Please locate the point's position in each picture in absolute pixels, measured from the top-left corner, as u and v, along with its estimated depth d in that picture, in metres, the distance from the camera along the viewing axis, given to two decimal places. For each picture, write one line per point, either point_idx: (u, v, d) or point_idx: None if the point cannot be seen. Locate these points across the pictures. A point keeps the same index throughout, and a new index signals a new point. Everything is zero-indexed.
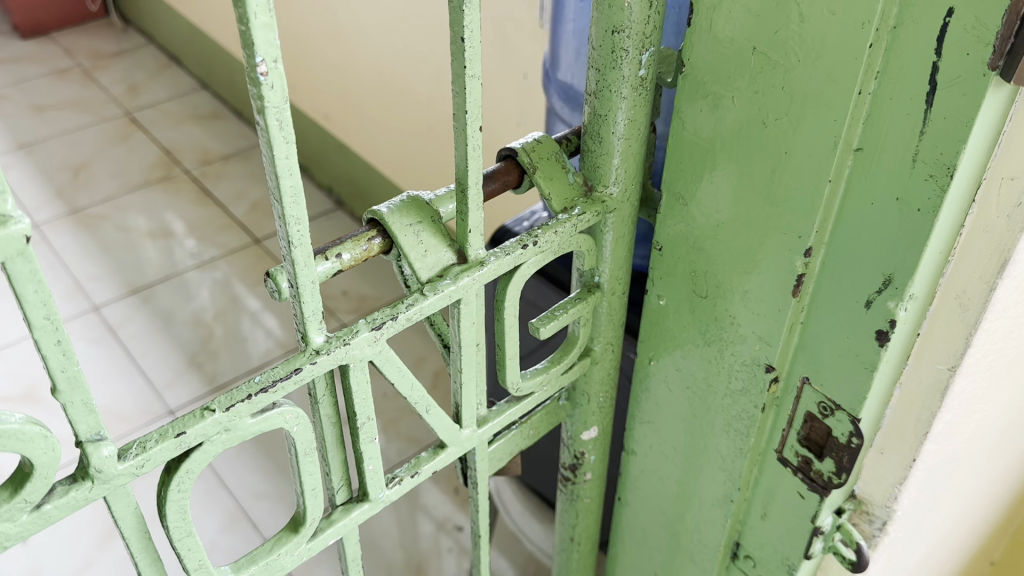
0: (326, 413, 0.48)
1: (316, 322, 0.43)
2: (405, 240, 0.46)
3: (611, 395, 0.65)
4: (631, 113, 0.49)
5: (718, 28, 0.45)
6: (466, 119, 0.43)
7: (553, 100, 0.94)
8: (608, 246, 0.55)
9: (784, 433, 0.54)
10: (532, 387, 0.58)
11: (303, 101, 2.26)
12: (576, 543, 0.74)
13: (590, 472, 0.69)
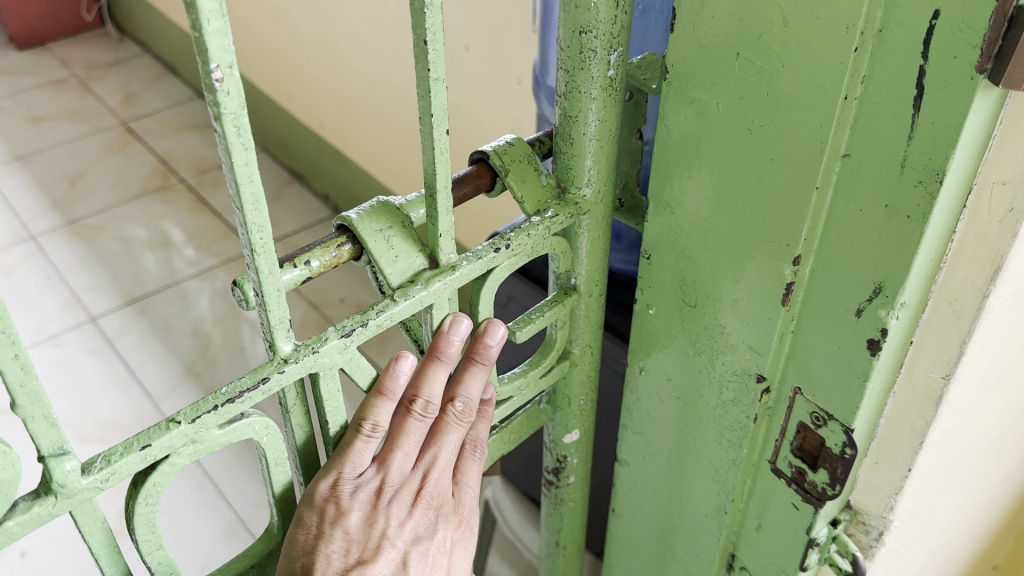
0: (298, 421, 0.47)
1: (284, 330, 0.42)
2: (375, 246, 0.45)
3: (591, 397, 0.64)
4: (602, 113, 0.49)
5: (701, 32, 0.43)
6: (433, 122, 0.43)
7: (543, 107, 0.94)
8: (584, 247, 0.54)
9: (778, 443, 0.53)
10: (510, 390, 0.57)
11: (298, 109, 2.26)
12: (562, 547, 0.73)
13: (573, 476, 0.68)
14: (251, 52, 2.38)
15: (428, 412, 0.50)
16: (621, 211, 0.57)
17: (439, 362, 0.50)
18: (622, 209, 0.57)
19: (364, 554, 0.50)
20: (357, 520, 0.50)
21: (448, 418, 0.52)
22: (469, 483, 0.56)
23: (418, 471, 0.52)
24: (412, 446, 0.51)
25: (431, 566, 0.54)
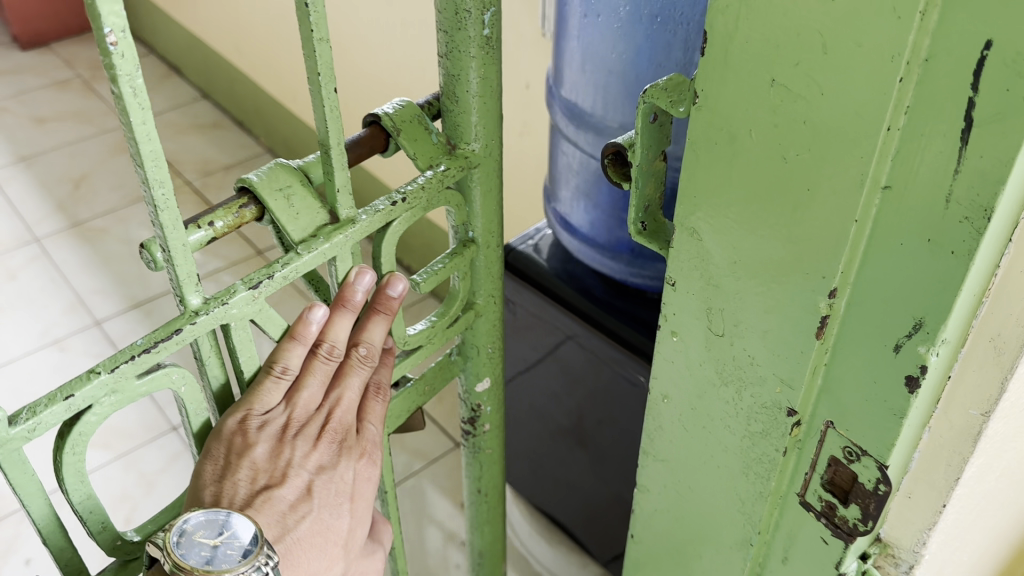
0: (213, 373, 0.57)
1: (191, 285, 0.51)
2: (276, 202, 0.53)
3: (499, 345, 0.74)
4: (481, 71, 0.57)
5: (734, 56, 0.42)
6: (321, 81, 0.50)
7: (555, 117, 0.91)
8: (476, 200, 0.63)
9: (808, 476, 0.52)
10: (419, 339, 0.66)
11: (300, 110, 2.33)
12: (484, 492, 0.84)
13: (488, 423, 0.79)
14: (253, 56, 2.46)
15: (332, 355, 0.58)
16: (644, 235, 0.55)
17: (343, 312, 0.58)
18: (644, 233, 0.55)
19: (272, 482, 0.58)
20: (263, 452, 0.58)
21: (352, 364, 0.60)
22: (374, 423, 0.63)
23: (322, 411, 0.60)
24: (314, 388, 0.59)
25: (333, 499, 0.61)
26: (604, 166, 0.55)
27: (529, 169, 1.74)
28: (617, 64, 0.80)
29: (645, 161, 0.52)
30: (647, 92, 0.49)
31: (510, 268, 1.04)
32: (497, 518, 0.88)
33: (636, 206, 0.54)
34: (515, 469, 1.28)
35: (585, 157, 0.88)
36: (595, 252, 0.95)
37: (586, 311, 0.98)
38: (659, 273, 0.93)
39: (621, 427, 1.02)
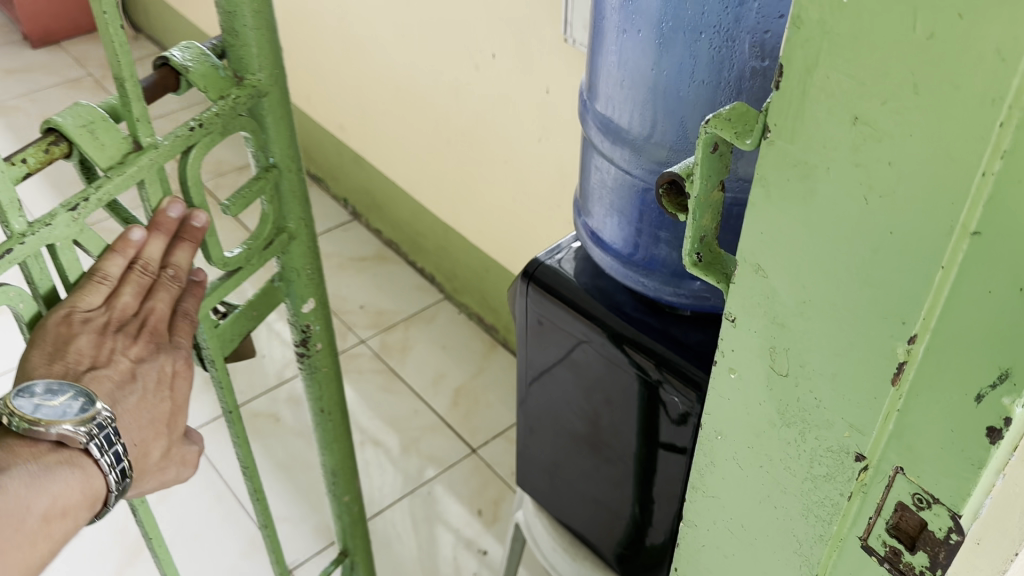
0: (42, 291, 0.67)
1: (12, 210, 0.60)
2: (83, 137, 0.62)
3: (315, 266, 0.89)
4: (253, 9, 0.69)
5: (814, 91, 0.39)
6: (106, 19, 0.61)
7: (587, 129, 0.88)
8: (269, 127, 0.76)
9: (872, 521, 0.49)
10: (240, 261, 0.79)
11: (318, 112, 2.43)
12: (326, 411, 1.02)
13: (319, 342, 0.95)
14: None
15: (147, 269, 0.72)
16: (701, 267, 0.52)
17: (156, 233, 0.71)
18: (700, 265, 0.52)
19: (95, 370, 0.69)
20: (87, 344, 0.68)
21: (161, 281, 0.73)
22: (186, 333, 0.76)
23: (137, 317, 0.72)
24: (129, 293, 0.71)
25: (155, 384, 0.73)
26: (659, 196, 0.53)
27: (543, 175, 1.73)
28: (656, 80, 0.77)
29: (704, 192, 0.49)
30: (710, 121, 0.46)
31: (536, 282, 1.02)
32: (342, 428, 1.06)
33: (692, 237, 0.51)
34: (539, 481, 1.25)
35: (620, 173, 0.85)
36: (628, 269, 0.92)
37: (616, 328, 0.95)
38: (696, 292, 0.88)
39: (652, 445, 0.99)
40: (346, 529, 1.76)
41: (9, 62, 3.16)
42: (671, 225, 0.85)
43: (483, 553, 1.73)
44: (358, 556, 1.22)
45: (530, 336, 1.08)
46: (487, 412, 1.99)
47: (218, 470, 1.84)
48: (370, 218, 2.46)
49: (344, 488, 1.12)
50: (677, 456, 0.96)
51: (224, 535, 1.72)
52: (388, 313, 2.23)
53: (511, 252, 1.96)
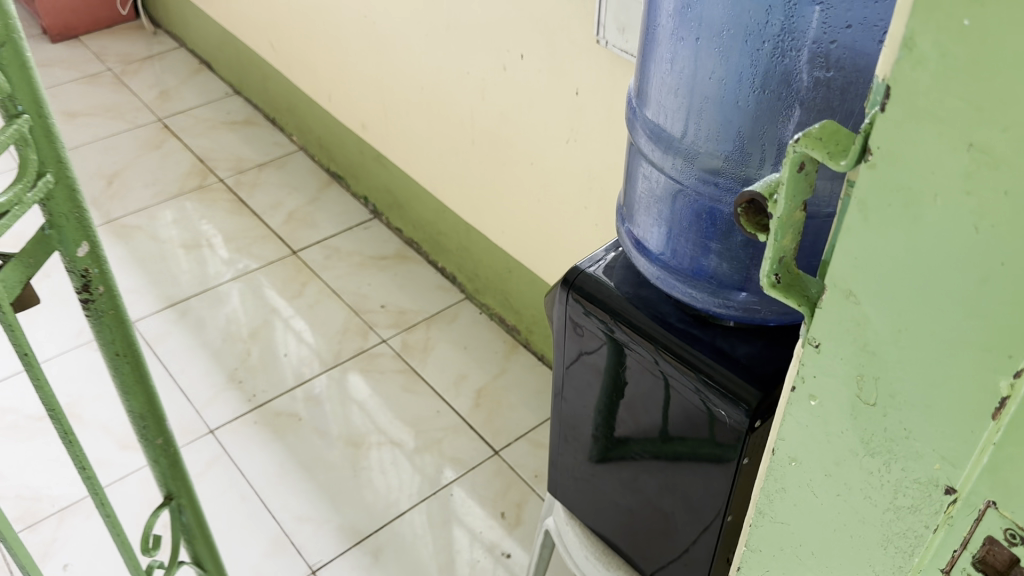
0: None
1: None
2: None
3: (82, 210, 0.82)
4: None
5: (922, 115, 0.38)
6: None
7: (635, 136, 0.86)
8: (11, 74, 0.72)
9: (957, 553, 0.46)
10: (7, 204, 0.72)
11: (339, 110, 2.42)
12: (121, 355, 0.93)
13: (100, 287, 0.87)
14: (291, 57, 2.53)
15: None
16: (780, 289, 0.49)
17: None
18: (778, 287, 0.49)
19: None
20: None
21: None
22: None
23: None
24: None
25: None
26: (737, 216, 0.51)
27: (570, 176, 1.71)
28: (714, 88, 0.75)
29: (787, 212, 0.47)
30: (800, 140, 0.44)
31: (577, 291, 1.00)
32: (135, 382, 0.96)
33: (771, 257, 0.48)
34: (571, 488, 1.24)
35: (670, 181, 0.82)
36: (674, 280, 0.88)
37: (660, 338, 0.93)
38: (744, 304, 0.84)
39: (693, 458, 0.97)
40: (370, 529, 1.74)
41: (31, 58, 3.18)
42: (721, 235, 0.81)
43: (506, 556, 1.71)
44: (188, 496, 1.08)
45: (568, 345, 1.06)
46: (510, 414, 1.97)
47: (241, 469, 1.84)
48: (390, 217, 2.45)
49: (156, 428, 1.01)
50: (720, 469, 0.94)
51: (247, 534, 1.72)
52: (409, 312, 2.22)
53: (535, 253, 1.94)
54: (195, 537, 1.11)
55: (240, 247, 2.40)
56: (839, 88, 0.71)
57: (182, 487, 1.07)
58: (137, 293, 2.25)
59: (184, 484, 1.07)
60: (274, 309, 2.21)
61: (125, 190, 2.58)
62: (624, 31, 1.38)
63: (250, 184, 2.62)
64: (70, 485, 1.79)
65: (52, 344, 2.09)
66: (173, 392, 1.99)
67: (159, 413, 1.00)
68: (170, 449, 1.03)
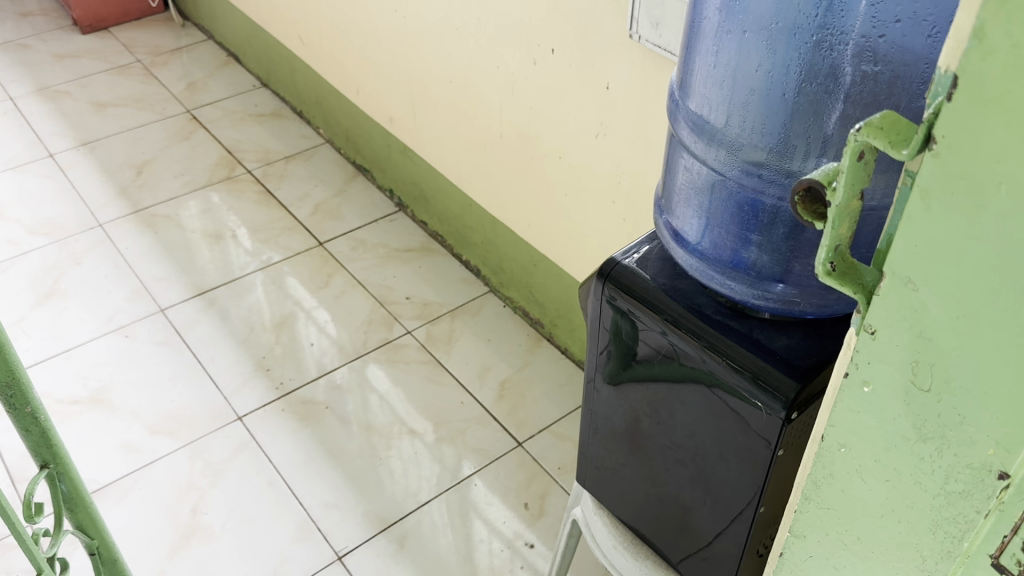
0: None
1: None
2: None
3: None
4: None
5: (991, 105, 0.38)
6: None
7: (676, 129, 0.87)
8: None
9: (1007, 539, 0.48)
10: None
11: (366, 103, 2.44)
12: None
13: None
14: (319, 50, 2.55)
15: None
16: (836, 276, 0.50)
17: None
18: (834, 275, 0.50)
19: None
20: None
21: None
22: None
23: None
24: None
25: None
26: (793, 204, 0.52)
27: (598, 171, 1.72)
28: (759, 81, 0.76)
29: (845, 200, 0.48)
30: (862, 130, 0.45)
31: (613, 282, 1.01)
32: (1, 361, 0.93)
33: (827, 246, 0.49)
34: (600, 479, 1.24)
35: (712, 173, 0.83)
36: (712, 271, 0.88)
37: (696, 329, 0.94)
38: (783, 296, 0.85)
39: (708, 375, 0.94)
40: (395, 518, 1.76)
41: (62, 49, 3.22)
42: (762, 227, 0.82)
43: (529, 546, 1.72)
44: (65, 464, 1.06)
45: (601, 336, 1.07)
46: (533, 406, 1.98)
47: (268, 456, 1.86)
48: (416, 210, 2.47)
49: (23, 398, 0.98)
50: (755, 459, 0.95)
51: (274, 520, 1.74)
52: (433, 304, 2.24)
53: (561, 247, 1.95)
54: (72, 502, 1.11)
55: (267, 238, 2.42)
56: (886, 82, 0.72)
57: (57, 456, 1.06)
58: (166, 282, 2.27)
59: (60, 453, 1.06)
60: (299, 300, 2.23)
61: (154, 180, 2.61)
62: (657, 26, 1.39)
63: (277, 175, 2.64)
64: (100, 469, 1.82)
65: (83, 329, 2.13)
66: (202, 380, 2.02)
67: (29, 385, 0.98)
68: (40, 418, 1.01)
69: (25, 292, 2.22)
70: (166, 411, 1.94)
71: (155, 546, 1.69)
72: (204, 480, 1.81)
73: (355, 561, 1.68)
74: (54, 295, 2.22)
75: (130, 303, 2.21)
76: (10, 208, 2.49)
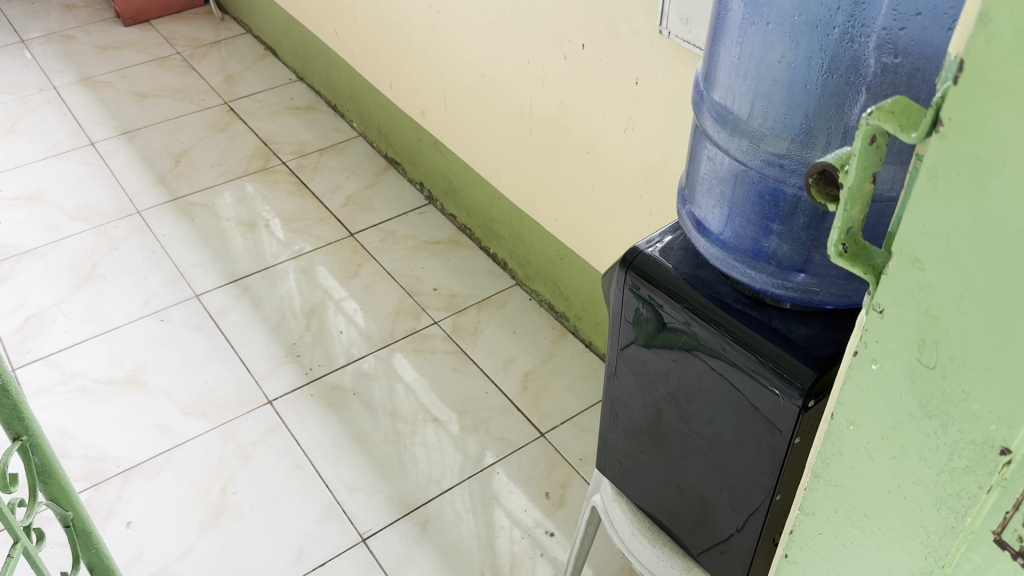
0: None
1: None
2: None
3: None
4: None
5: (995, 88, 0.40)
6: None
7: (701, 119, 0.89)
8: None
9: (1009, 515, 0.49)
10: None
11: (399, 97, 2.48)
12: None
13: None
14: (354, 44, 2.60)
15: None
16: (846, 257, 0.51)
17: None
18: (845, 255, 0.51)
19: None
20: None
21: None
22: None
23: None
24: None
25: None
26: (807, 186, 0.54)
27: (625, 166, 1.74)
28: (782, 72, 0.77)
29: (856, 182, 0.49)
30: (872, 113, 0.46)
31: (635, 271, 1.03)
32: None
33: (839, 227, 0.50)
34: (619, 466, 1.26)
35: (735, 163, 0.85)
36: (733, 261, 0.89)
37: (716, 316, 0.96)
38: (803, 285, 0.86)
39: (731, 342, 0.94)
40: (418, 503, 1.79)
41: (104, 41, 3.31)
42: (783, 216, 0.83)
43: (549, 535, 1.74)
44: (37, 436, 1.07)
45: (622, 325, 1.09)
46: (556, 397, 2.01)
47: (297, 439, 1.91)
48: (445, 203, 2.50)
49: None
50: (771, 447, 0.97)
51: (300, 501, 1.78)
52: (460, 296, 2.27)
53: (587, 241, 1.96)
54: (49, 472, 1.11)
55: (299, 228, 2.47)
56: (906, 74, 0.73)
57: (29, 428, 1.06)
58: (201, 269, 2.33)
59: (32, 425, 1.06)
60: (328, 289, 2.27)
61: (192, 170, 2.67)
62: (686, 22, 1.40)
63: (310, 167, 2.69)
64: (134, 448, 1.87)
65: (120, 312, 2.19)
66: (234, 364, 2.07)
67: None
68: (11, 390, 1.02)
69: (65, 276, 2.29)
70: (198, 393, 1.99)
71: (185, 523, 1.73)
72: (234, 461, 1.85)
73: (379, 544, 1.71)
74: (92, 279, 2.28)
75: (165, 289, 2.27)
76: (52, 194, 2.56)
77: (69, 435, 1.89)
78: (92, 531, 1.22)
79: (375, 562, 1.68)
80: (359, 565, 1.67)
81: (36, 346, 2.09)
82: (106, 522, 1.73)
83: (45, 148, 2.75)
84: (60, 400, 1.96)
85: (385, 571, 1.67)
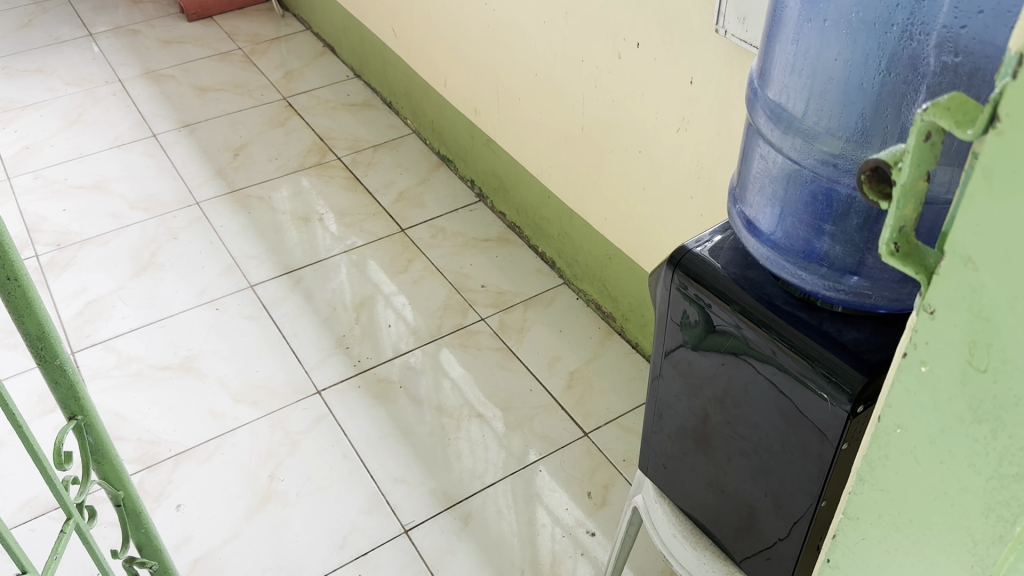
0: None
1: None
2: None
3: None
4: None
5: None
6: None
7: (754, 117, 0.88)
8: None
9: None
10: None
11: (453, 95, 2.50)
12: (11, 278, 0.95)
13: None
14: (410, 42, 2.63)
15: None
16: (898, 257, 0.50)
17: None
18: (896, 255, 0.50)
19: None
20: None
21: None
22: None
23: None
24: None
25: None
26: (860, 183, 0.53)
27: (677, 167, 1.73)
28: (838, 70, 0.76)
29: (910, 179, 0.47)
30: (928, 109, 0.45)
31: (683, 270, 1.02)
32: (35, 312, 0.99)
33: (891, 226, 0.49)
34: (662, 466, 1.25)
35: (788, 162, 0.84)
36: (784, 261, 0.88)
37: (764, 317, 0.95)
38: (855, 288, 0.84)
39: (782, 345, 0.92)
40: (460, 497, 1.80)
41: (169, 36, 3.41)
42: (836, 217, 0.82)
43: (590, 534, 1.74)
44: (93, 416, 1.11)
45: (669, 325, 1.08)
46: (601, 397, 2.00)
47: (344, 430, 1.94)
48: (495, 201, 2.52)
49: (54, 350, 1.03)
50: (819, 452, 0.95)
51: (346, 491, 1.81)
52: (507, 293, 2.28)
53: (637, 241, 1.96)
54: (101, 451, 1.15)
55: (352, 223, 2.51)
56: (966, 73, 0.71)
57: (85, 408, 1.10)
58: (255, 260, 2.39)
59: (87, 405, 1.10)
60: (379, 284, 2.31)
61: (250, 163, 2.74)
62: (744, 21, 1.38)
63: (365, 163, 2.73)
64: (187, 432, 1.93)
65: (176, 300, 2.26)
66: (285, 354, 2.11)
67: (56, 336, 1.02)
68: (68, 369, 1.06)
69: (125, 263, 2.37)
70: (250, 381, 2.04)
71: (232, 508, 1.78)
72: (282, 448, 1.89)
73: (420, 535, 1.73)
74: (151, 267, 2.36)
75: (221, 278, 2.33)
76: (115, 184, 2.66)
77: (124, 418, 1.95)
78: (142, 511, 1.26)
79: (416, 554, 1.70)
80: (401, 556, 1.69)
81: (95, 330, 2.16)
82: (157, 504, 1.79)
83: (109, 139, 2.85)
84: (117, 383, 2.03)
85: (426, 564, 1.68)
